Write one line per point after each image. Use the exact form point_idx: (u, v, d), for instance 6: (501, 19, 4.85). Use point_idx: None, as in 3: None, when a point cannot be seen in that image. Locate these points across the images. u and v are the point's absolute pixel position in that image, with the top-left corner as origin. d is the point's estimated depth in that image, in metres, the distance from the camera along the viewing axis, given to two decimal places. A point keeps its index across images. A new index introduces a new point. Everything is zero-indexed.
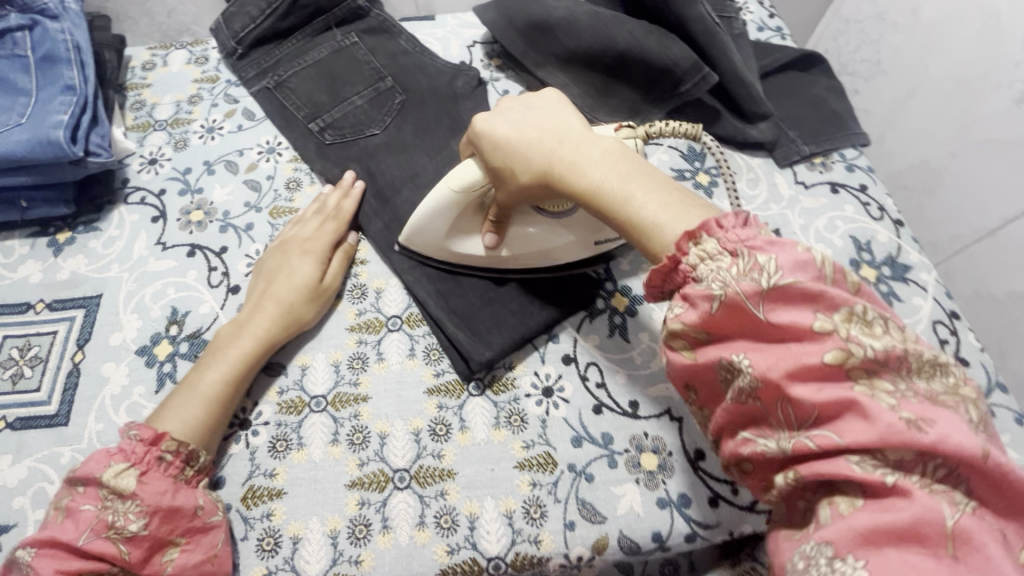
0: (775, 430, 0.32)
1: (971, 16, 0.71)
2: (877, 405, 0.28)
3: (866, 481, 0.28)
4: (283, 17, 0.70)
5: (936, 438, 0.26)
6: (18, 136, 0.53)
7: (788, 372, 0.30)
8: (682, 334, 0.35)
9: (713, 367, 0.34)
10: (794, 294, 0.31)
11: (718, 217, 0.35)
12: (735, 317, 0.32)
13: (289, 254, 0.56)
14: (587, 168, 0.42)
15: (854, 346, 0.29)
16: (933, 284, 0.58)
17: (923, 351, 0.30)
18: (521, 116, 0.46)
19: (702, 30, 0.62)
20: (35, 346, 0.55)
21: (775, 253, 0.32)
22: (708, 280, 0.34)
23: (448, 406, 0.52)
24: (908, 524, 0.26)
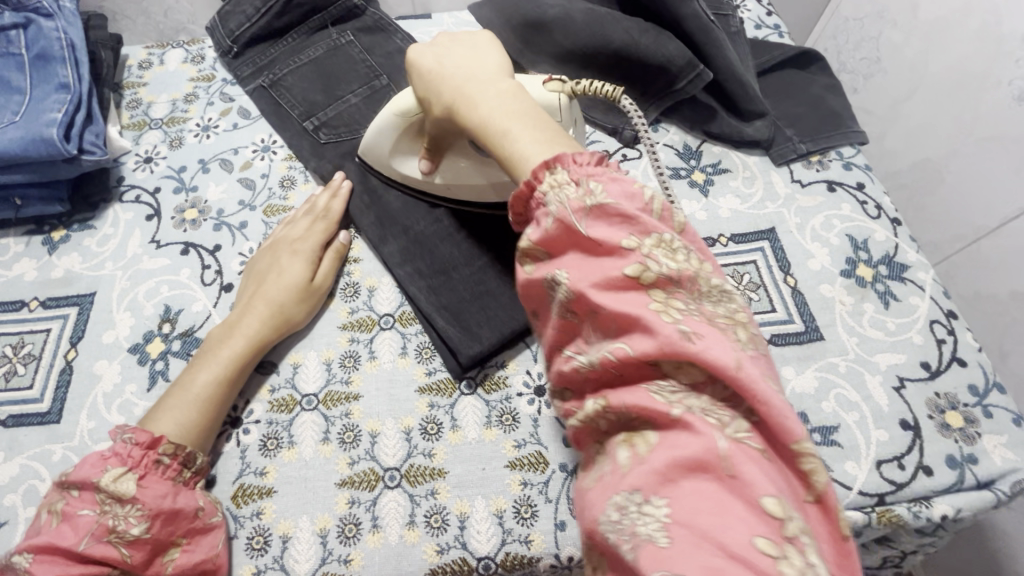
0: (590, 346, 0.31)
1: (971, 14, 0.70)
2: (662, 320, 0.28)
3: (658, 406, 0.28)
4: (280, 15, 0.70)
5: (703, 349, 0.27)
6: (12, 134, 0.53)
7: (595, 285, 0.30)
8: (526, 251, 0.34)
9: (541, 284, 0.34)
10: (608, 211, 0.31)
11: (574, 153, 0.34)
12: (562, 235, 0.32)
13: (280, 255, 0.56)
14: (479, 101, 0.41)
15: (652, 263, 0.30)
16: (930, 284, 0.58)
17: (710, 281, 0.30)
18: (448, 50, 0.47)
19: (698, 28, 0.61)
20: (28, 344, 0.55)
21: (603, 182, 0.32)
22: (553, 203, 0.33)
23: (439, 405, 0.51)
24: (697, 456, 0.26)
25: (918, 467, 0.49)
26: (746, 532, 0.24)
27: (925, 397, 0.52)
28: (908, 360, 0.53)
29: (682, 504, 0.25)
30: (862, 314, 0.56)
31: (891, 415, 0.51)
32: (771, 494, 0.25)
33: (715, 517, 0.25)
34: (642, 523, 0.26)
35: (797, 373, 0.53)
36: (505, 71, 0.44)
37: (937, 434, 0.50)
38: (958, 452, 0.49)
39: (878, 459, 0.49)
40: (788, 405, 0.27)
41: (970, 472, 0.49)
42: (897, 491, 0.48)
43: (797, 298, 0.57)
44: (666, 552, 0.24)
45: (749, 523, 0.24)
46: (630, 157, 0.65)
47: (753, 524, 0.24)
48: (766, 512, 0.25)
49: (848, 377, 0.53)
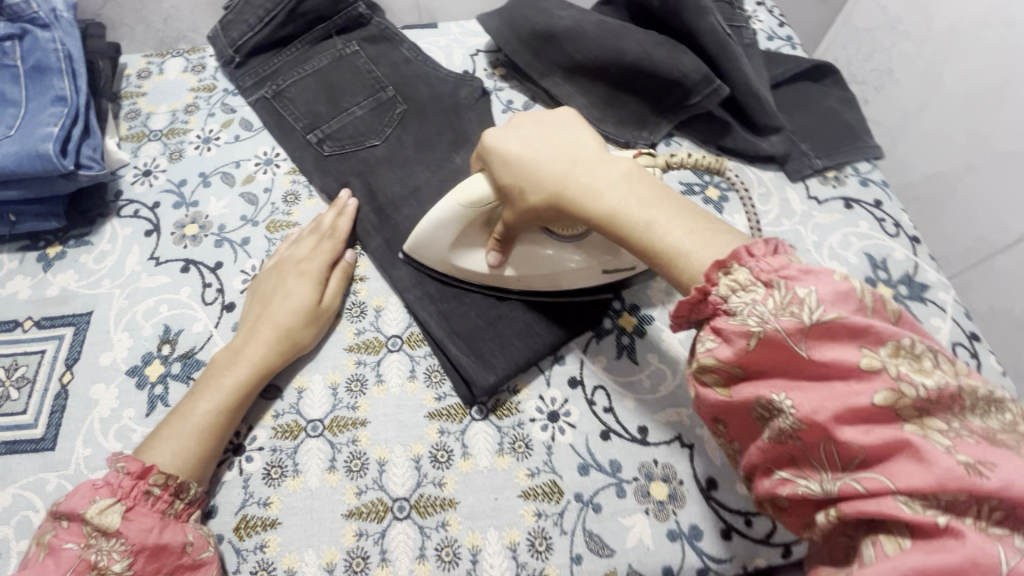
0: (821, 471, 0.30)
1: (987, 27, 0.69)
2: (929, 446, 0.26)
3: (914, 522, 0.26)
4: (283, 25, 0.68)
5: (1001, 485, 0.24)
6: (6, 148, 0.51)
7: (835, 414, 0.29)
8: (715, 370, 0.33)
9: (751, 406, 0.32)
10: (835, 330, 0.29)
11: (747, 244, 0.32)
12: (770, 353, 0.31)
13: (284, 276, 0.54)
14: (603, 192, 0.39)
15: (905, 386, 0.27)
16: (952, 304, 0.56)
17: (977, 386, 0.27)
18: (532, 137, 0.44)
19: (714, 41, 0.60)
20: (22, 366, 0.53)
21: (813, 285, 0.30)
22: (741, 313, 0.31)
23: (449, 431, 0.50)
24: (959, 568, 0.24)
25: None
26: None
27: None
28: None
29: None
30: None
31: None
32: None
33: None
34: None
35: None
36: (606, 152, 0.42)
37: None
38: None
39: None
40: None
41: None
42: None
43: None
44: None
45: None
46: None
47: None
48: None
49: None
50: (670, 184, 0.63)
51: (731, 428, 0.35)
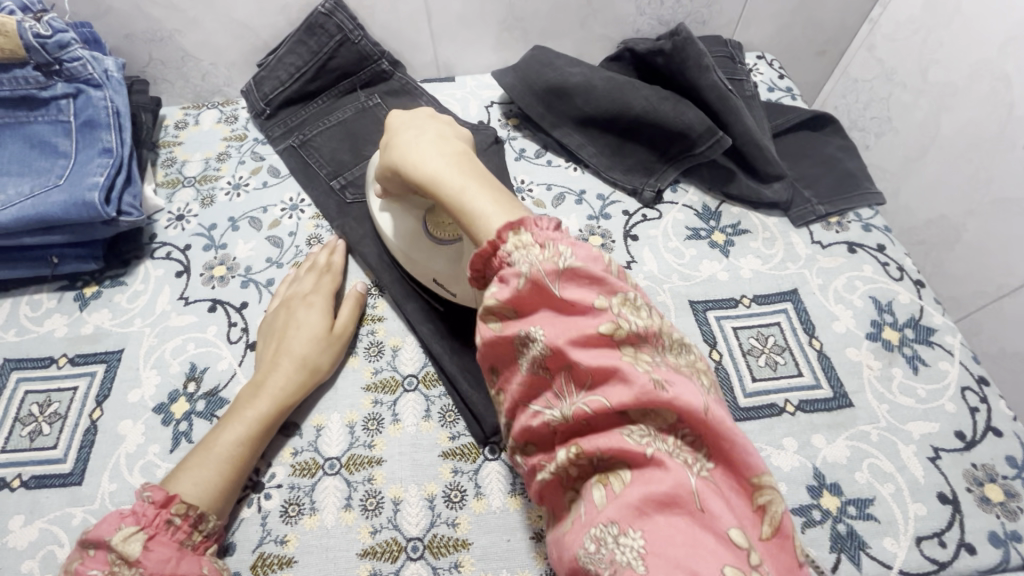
0: (559, 401, 0.34)
1: (981, 79, 0.72)
2: (635, 370, 0.32)
3: (631, 448, 0.31)
4: (311, 80, 0.73)
5: (673, 396, 0.31)
6: (57, 198, 0.55)
7: (571, 340, 0.33)
8: (495, 311, 0.36)
9: (512, 340, 0.36)
10: (580, 276, 0.35)
11: (538, 219, 0.38)
12: (533, 294, 0.35)
13: (294, 310, 0.57)
14: (424, 160, 0.45)
15: (623, 321, 0.33)
16: (959, 348, 0.57)
17: (670, 330, 0.35)
18: (414, 118, 0.51)
19: (717, 96, 0.63)
20: (55, 402, 0.55)
21: (571, 247, 0.36)
22: (520, 263, 0.35)
23: (463, 471, 0.51)
24: (669, 494, 0.29)
25: (960, 545, 0.47)
26: (715, 561, 0.27)
27: (962, 469, 0.50)
28: (942, 429, 0.52)
29: (654, 535, 0.29)
30: (892, 380, 0.55)
31: (928, 488, 0.49)
32: (734, 526, 0.29)
33: (686, 547, 0.28)
34: (620, 551, 0.29)
35: (829, 441, 0.52)
36: (450, 134, 0.49)
37: (978, 508, 0.48)
38: (1001, 529, 0.48)
39: (917, 536, 0.47)
40: (750, 443, 0.32)
41: (1015, 551, 0.47)
42: (940, 571, 0.46)
43: (824, 362, 0.56)
44: None
45: (716, 551, 0.28)
46: (650, 218, 0.66)
47: (720, 553, 0.28)
48: (730, 540, 0.28)
49: (881, 447, 0.51)
50: (678, 230, 0.66)
51: (496, 373, 0.39)
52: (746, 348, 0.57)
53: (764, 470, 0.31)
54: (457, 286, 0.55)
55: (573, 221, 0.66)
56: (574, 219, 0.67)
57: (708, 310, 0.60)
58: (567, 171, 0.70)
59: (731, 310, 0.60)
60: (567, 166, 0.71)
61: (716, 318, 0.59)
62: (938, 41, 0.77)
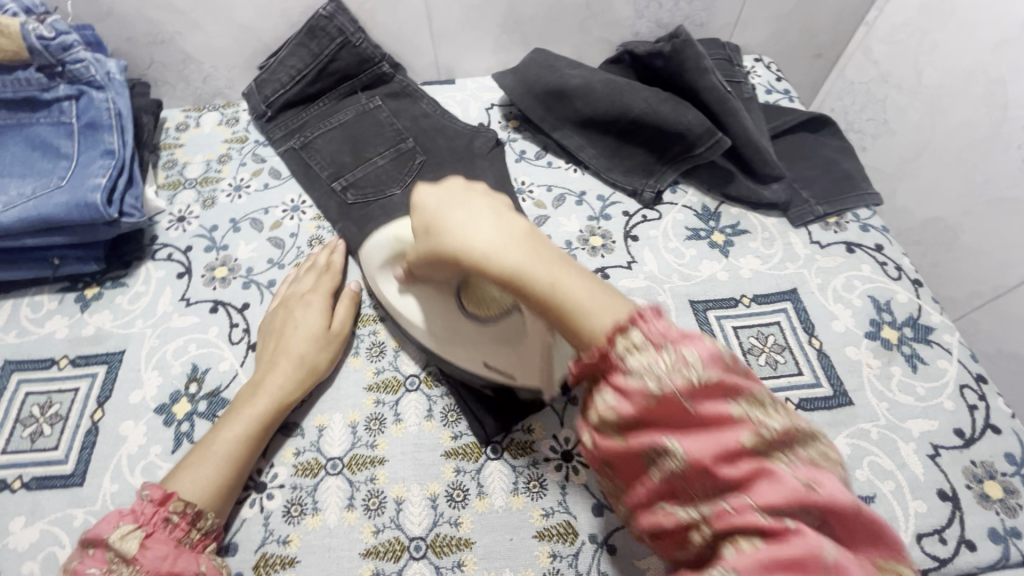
0: (693, 501, 0.32)
1: (976, 81, 0.73)
2: (779, 470, 0.30)
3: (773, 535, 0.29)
4: (313, 82, 0.73)
5: (817, 493, 0.30)
6: (58, 199, 0.55)
7: (709, 450, 0.31)
8: (614, 418, 0.34)
9: (636, 449, 0.33)
10: (713, 386, 0.32)
11: (643, 313, 0.34)
12: (663, 407, 0.32)
13: (292, 310, 0.57)
14: (497, 247, 0.35)
15: (761, 427, 0.31)
16: (957, 346, 0.58)
17: (800, 426, 0.33)
18: (443, 183, 0.40)
19: (715, 98, 0.64)
20: (56, 403, 0.55)
21: (694, 347, 0.32)
22: (642, 375, 0.32)
23: (465, 470, 0.51)
24: (802, 561, 0.28)
25: (960, 541, 0.47)
26: None
27: (962, 466, 0.50)
28: (940, 427, 0.53)
29: None
30: (891, 378, 0.55)
31: (927, 485, 0.50)
32: None
33: None
34: None
35: (829, 439, 0.52)
36: (500, 201, 0.38)
37: (978, 505, 0.49)
38: (1001, 525, 0.48)
39: (917, 533, 0.47)
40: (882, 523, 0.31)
41: (1015, 547, 0.47)
42: (940, 567, 0.46)
43: (823, 361, 0.57)
44: None
45: None
46: (650, 219, 0.67)
47: None
48: None
49: (880, 445, 0.52)
50: (677, 230, 0.66)
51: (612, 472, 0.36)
52: (746, 347, 0.58)
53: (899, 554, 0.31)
54: (512, 365, 0.50)
55: (574, 222, 0.67)
56: (575, 220, 0.67)
57: (708, 310, 0.60)
58: (567, 173, 0.71)
59: (731, 310, 0.60)
60: (567, 168, 0.71)
61: (716, 317, 0.60)
62: (932, 44, 0.78)
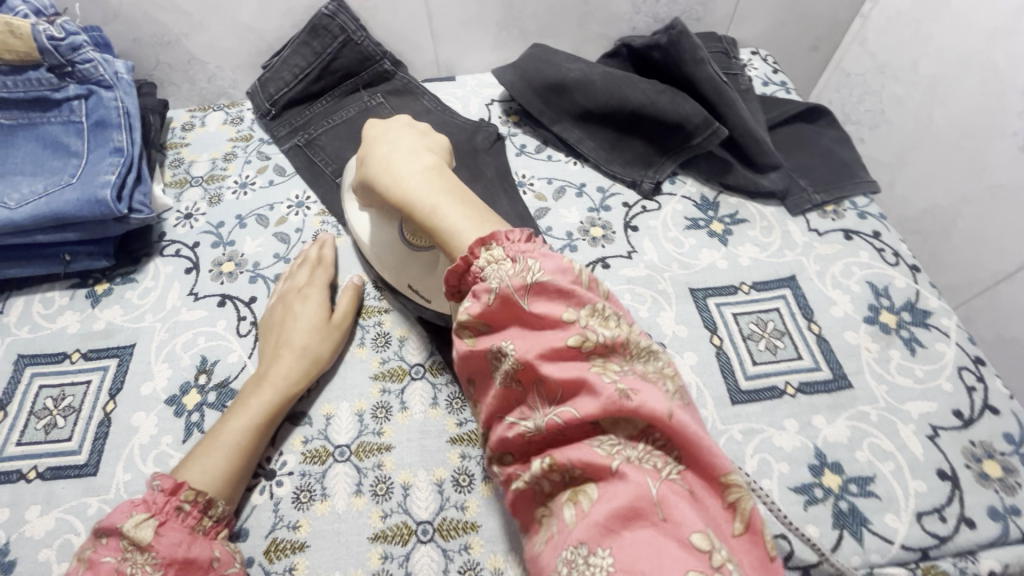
0: (533, 412, 0.37)
1: (971, 70, 0.73)
2: (602, 381, 0.35)
3: (601, 458, 0.33)
4: (316, 81, 0.75)
5: (639, 404, 0.33)
6: (69, 195, 0.56)
7: (539, 354, 0.36)
8: (467, 325, 0.40)
9: (485, 354, 0.39)
10: (549, 288, 0.38)
11: (508, 231, 0.41)
12: (503, 309, 0.38)
13: (291, 303, 0.59)
14: (403, 176, 0.48)
15: (590, 333, 0.36)
16: (955, 330, 0.58)
17: (639, 339, 0.38)
18: (395, 130, 0.53)
19: (713, 89, 0.65)
20: (69, 395, 0.56)
21: (540, 260, 0.39)
22: (491, 278, 0.39)
23: (470, 456, 0.52)
24: (633, 505, 0.31)
25: (960, 520, 0.48)
26: (681, 569, 0.28)
27: (961, 446, 0.51)
28: (940, 408, 0.53)
29: (624, 552, 0.30)
30: (890, 361, 0.56)
31: (928, 465, 0.50)
32: (699, 531, 0.30)
33: (651, 555, 0.29)
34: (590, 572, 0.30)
35: (830, 422, 0.53)
36: (427, 150, 0.50)
37: (977, 484, 0.49)
38: (1000, 503, 0.48)
39: (918, 512, 0.48)
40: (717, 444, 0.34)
41: (1014, 525, 0.48)
42: (941, 545, 0.47)
43: (823, 345, 0.57)
44: None
45: (682, 559, 0.29)
46: (650, 209, 0.68)
47: (687, 562, 0.28)
48: (694, 547, 0.29)
49: (881, 427, 0.52)
50: (677, 220, 0.67)
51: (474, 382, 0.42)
52: (746, 333, 0.59)
53: (732, 469, 0.33)
54: (429, 292, 0.56)
55: (574, 213, 0.68)
56: (575, 211, 0.68)
57: (708, 297, 0.61)
58: (567, 165, 0.72)
59: (731, 297, 0.61)
60: (567, 160, 0.72)
61: (716, 305, 0.61)
62: (927, 34, 0.78)
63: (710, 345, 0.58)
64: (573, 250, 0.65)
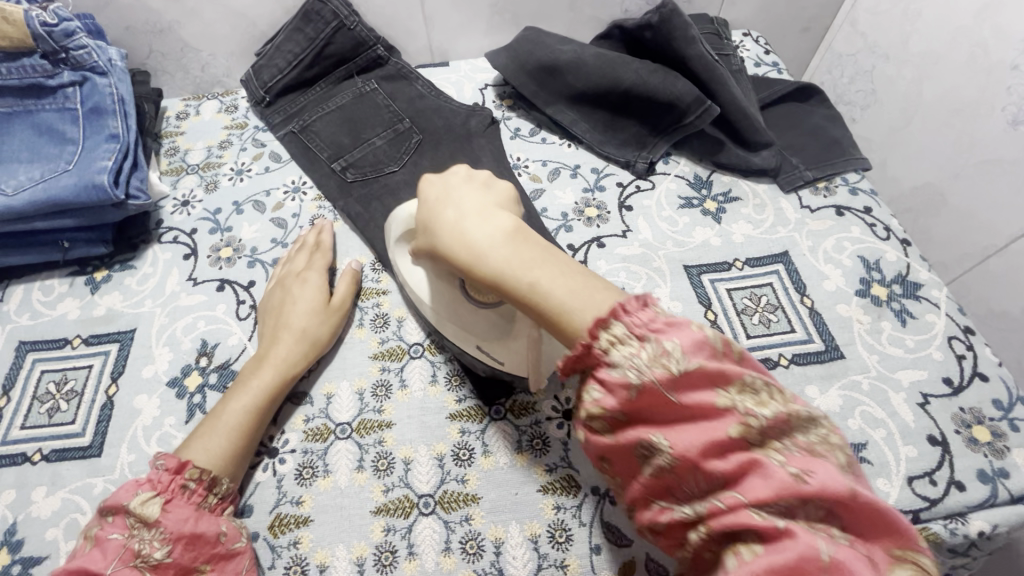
0: (683, 494, 0.32)
1: (960, 46, 0.74)
2: (771, 463, 0.30)
3: (766, 529, 0.29)
4: (310, 67, 0.75)
5: (818, 488, 0.29)
6: (66, 181, 0.57)
7: (697, 445, 0.31)
8: (601, 417, 0.34)
9: (627, 447, 0.33)
10: (697, 375, 0.32)
11: (624, 304, 0.34)
12: (646, 400, 0.32)
13: (289, 286, 0.59)
14: (486, 251, 0.39)
15: (752, 419, 0.31)
16: (945, 301, 0.59)
17: (800, 410, 0.32)
18: (456, 187, 0.44)
19: (703, 67, 0.65)
20: (71, 379, 0.57)
21: (677, 336, 0.32)
22: (624, 367, 0.33)
23: (470, 431, 0.52)
24: (801, 568, 0.28)
25: (950, 483, 0.49)
26: None
27: (950, 412, 0.52)
28: (930, 376, 0.54)
29: None
30: (881, 332, 0.57)
31: (918, 431, 0.51)
32: None
33: None
34: None
35: (822, 391, 0.54)
36: (503, 209, 0.42)
37: (966, 449, 0.50)
38: (989, 467, 0.50)
39: (908, 476, 0.49)
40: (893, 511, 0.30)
41: (1003, 487, 0.49)
42: (931, 508, 0.48)
43: (815, 318, 0.58)
44: None
45: None
46: (644, 189, 0.68)
47: None
48: None
49: (872, 395, 0.53)
50: (671, 199, 0.67)
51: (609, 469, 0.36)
52: (740, 307, 0.59)
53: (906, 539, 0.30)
54: (506, 355, 0.50)
55: (569, 194, 0.68)
56: (570, 192, 0.69)
57: (702, 274, 0.62)
58: (562, 148, 0.72)
59: (724, 273, 0.62)
60: (561, 143, 0.73)
61: (710, 281, 0.61)
62: (917, 12, 0.79)
63: (704, 320, 0.59)
64: (569, 231, 0.66)
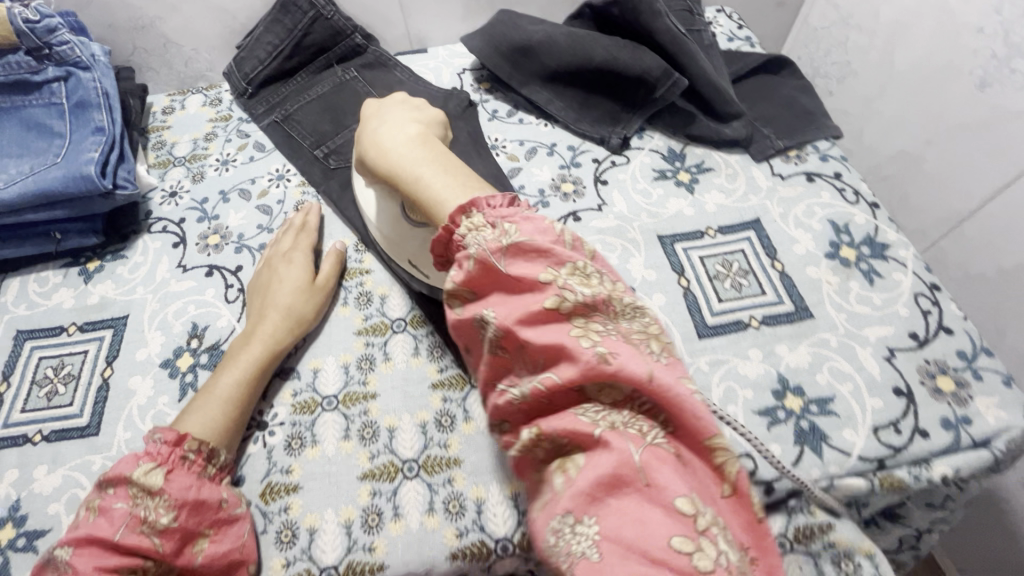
0: (520, 379, 0.38)
1: (928, 13, 0.75)
2: (583, 349, 0.35)
3: (588, 427, 0.35)
4: (290, 57, 0.76)
5: (618, 367, 0.34)
6: (55, 173, 0.59)
7: (518, 320, 0.37)
8: (456, 294, 0.41)
9: (472, 322, 0.40)
10: (527, 249, 0.39)
11: (488, 197, 0.42)
12: (484, 274, 0.39)
13: (276, 266, 0.61)
14: (390, 149, 0.48)
15: (568, 293, 0.37)
16: (912, 260, 0.61)
17: (623, 299, 0.38)
18: (389, 106, 0.54)
19: (671, 40, 0.67)
20: (68, 364, 0.59)
21: (519, 225, 0.40)
22: (472, 244, 0.39)
23: (452, 398, 0.55)
24: (615, 472, 0.33)
25: (914, 431, 0.51)
26: (665, 536, 0.31)
27: (915, 364, 0.54)
28: (896, 331, 0.56)
29: (609, 521, 0.33)
30: (850, 292, 0.59)
31: (884, 383, 0.53)
32: (682, 495, 0.32)
33: (636, 526, 0.32)
34: (577, 541, 0.33)
35: (791, 349, 0.55)
36: (416, 122, 0.51)
37: (931, 398, 0.52)
38: (952, 414, 0.51)
39: (874, 426, 0.51)
40: (704, 405, 0.35)
41: (966, 433, 0.50)
42: (896, 455, 0.50)
43: (785, 280, 0.60)
44: (599, 564, 0.31)
45: (668, 526, 0.31)
46: (619, 163, 0.70)
47: (671, 527, 0.31)
48: (679, 511, 0.32)
49: (840, 351, 0.55)
50: (645, 172, 0.69)
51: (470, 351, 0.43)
52: (712, 274, 0.61)
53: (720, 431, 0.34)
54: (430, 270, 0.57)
55: (546, 171, 0.70)
56: (547, 169, 0.70)
57: (675, 242, 0.64)
58: (538, 127, 0.74)
59: (697, 241, 0.64)
60: (537, 123, 0.74)
61: (683, 249, 0.63)
62: None
63: (678, 286, 0.60)
64: (546, 206, 0.67)
